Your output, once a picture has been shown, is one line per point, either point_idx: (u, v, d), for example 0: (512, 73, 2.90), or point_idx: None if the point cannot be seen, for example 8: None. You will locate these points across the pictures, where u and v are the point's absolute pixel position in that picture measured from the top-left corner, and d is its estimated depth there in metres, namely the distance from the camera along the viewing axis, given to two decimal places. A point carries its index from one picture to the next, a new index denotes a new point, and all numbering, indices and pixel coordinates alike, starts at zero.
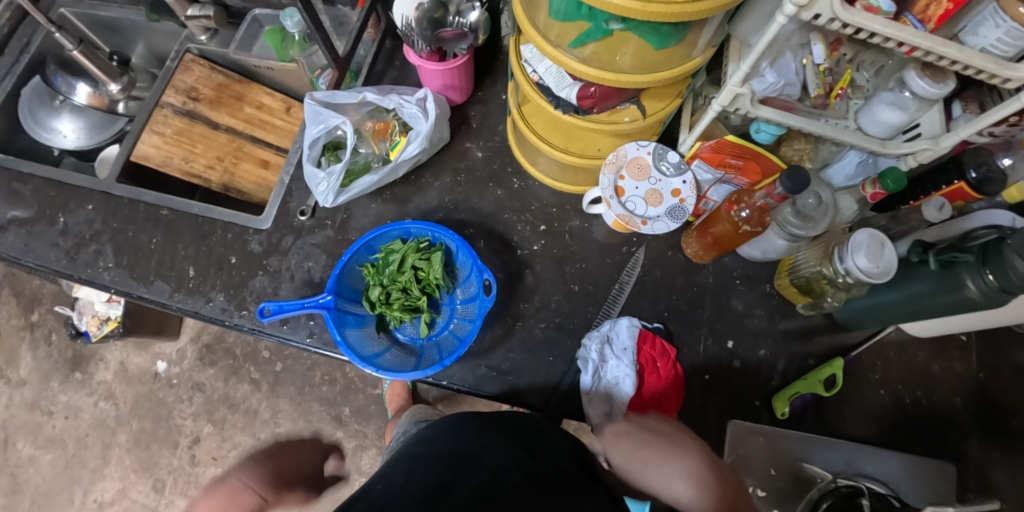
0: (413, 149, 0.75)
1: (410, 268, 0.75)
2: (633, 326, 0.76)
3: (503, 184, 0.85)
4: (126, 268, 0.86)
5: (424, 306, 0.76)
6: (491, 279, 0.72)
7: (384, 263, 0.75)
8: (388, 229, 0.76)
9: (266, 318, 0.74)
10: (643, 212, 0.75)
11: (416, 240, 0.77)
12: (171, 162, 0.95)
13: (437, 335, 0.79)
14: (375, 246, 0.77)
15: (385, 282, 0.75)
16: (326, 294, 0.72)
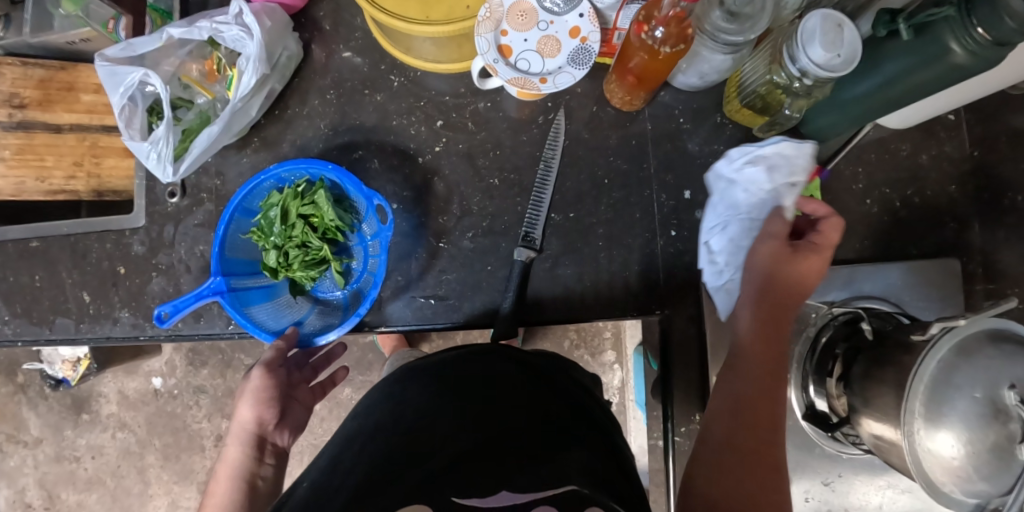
0: (249, 79, 0.61)
1: (297, 219, 0.67)
2: (811, 154, 0.59)
3: (381, 87, 0.70)
4: (22, 315, 0.77)
5: (329, 255, 0.68)
6: (383, 203, 0.63)
7: (268, 223, 0.67)
8: (256, 183, 0.66)
9: (165, 324, 0.63)
10: (540, 68, 0.60)
11: (293, 183, 0.67)
12: (25, 186, 0.83)
13: (358, 282, 0.71)
14: (251, 207, 0.69)
15: (278, 243, 0.67)
16: (214, 277, 0.64)
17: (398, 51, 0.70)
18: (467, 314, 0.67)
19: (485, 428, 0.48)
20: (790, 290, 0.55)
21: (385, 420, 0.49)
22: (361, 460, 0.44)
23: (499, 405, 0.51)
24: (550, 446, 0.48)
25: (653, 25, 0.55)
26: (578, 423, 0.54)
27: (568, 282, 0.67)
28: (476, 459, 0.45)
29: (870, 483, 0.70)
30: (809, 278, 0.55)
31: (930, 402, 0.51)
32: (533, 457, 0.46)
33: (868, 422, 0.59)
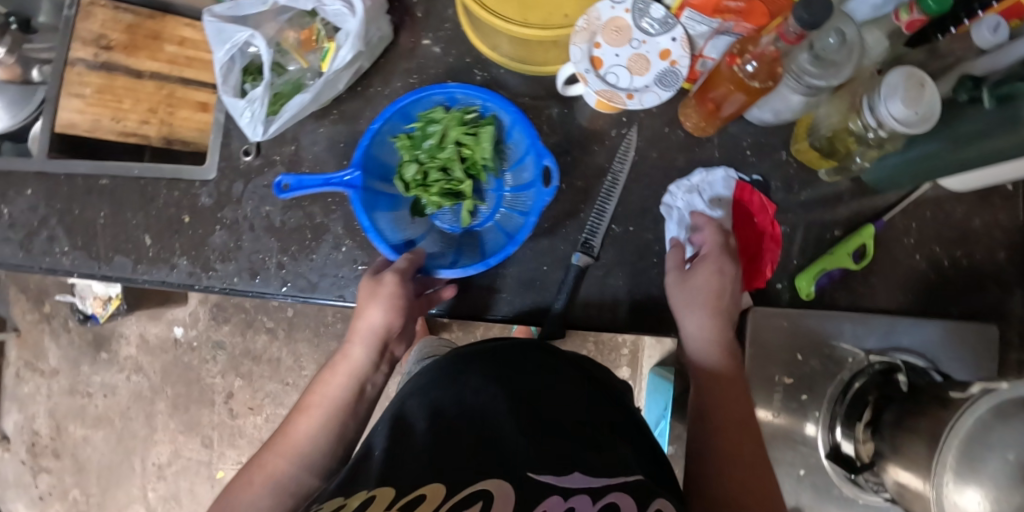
0: (346, 54, 0.63)
1: (453, 144, 0.68)
2: (728, 177, 0.70)
3: (463, 79, 0.73)
4: (82, 249, 0.79)
5: (467, 189, 0.70)
6: (553, 165, 0.62)
7: (422, 136, 0.69)
8: (428, 94, 0.67)
9: (285, 194, 0.65)
10: (627, 84, 0.62)
11: (462, 108, 0.69)
12: (100, 124, 0.85)
13: (480, 226, 0.73)
14: (411, 111, 0.69)
15: (423, 157, 0.69)
16: (351, 170, 0.62)
17: (485, 47, 0.71)
18: (517, 309, 0.69)
19: (544, 406, 0.49)
20: (711, 293, 0.61)
21: (441, 394, 0.50)
22: (424, 433, 0.45)
23: (556, 387, 0.52)
24: (601, 429, 0.49)
25: (747, 59, 0.57)
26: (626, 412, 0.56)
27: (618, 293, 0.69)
28: (538, 432, 0.45)
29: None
30: (720, 277, 0.61)
31: (963, 458, 0.53)
32: (590, 436, 0.47)
33: (896, 472, 0.60)
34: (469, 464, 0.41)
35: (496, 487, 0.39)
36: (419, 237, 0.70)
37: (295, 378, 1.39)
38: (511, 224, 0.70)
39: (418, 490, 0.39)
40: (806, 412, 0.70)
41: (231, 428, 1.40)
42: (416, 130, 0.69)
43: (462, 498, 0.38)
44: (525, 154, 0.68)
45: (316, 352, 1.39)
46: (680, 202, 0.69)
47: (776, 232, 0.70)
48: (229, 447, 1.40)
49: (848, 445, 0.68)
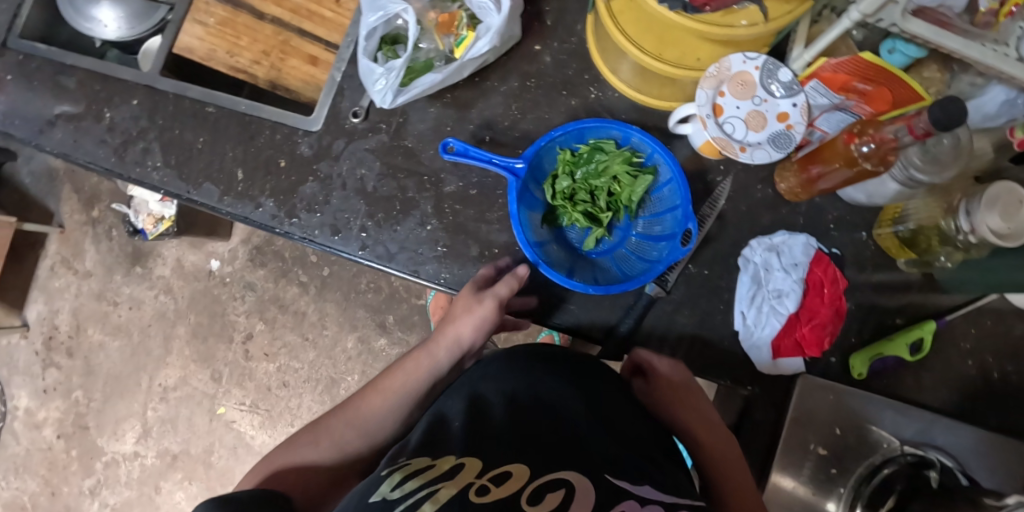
0: (483, 46, 0.65)
1: (609, 176, 0.67)
2: (808, 245, 0.72)
3: (578, 93, 0.75)
4: (174, 168, 0.82)
5: (604, 219, 0.68)
6: (694, 229, 0.63)
7: (586, 158, 0.67)
8: (611, 124, 0.66)
9: (448, 155, 0.66)
10: (741, 137, 0.65)
11: (632, 149, 0.67)
12: (215, 55, 0.88)
13: (597, 256, 0.71)
14: (586, 134, 0.68)
15: (577, 176, 0.68)
16: (520, 161, 0.64)
17: (606, 68, 0.74)
18: (582, 323, 0.70)
19: (608, 415, 0.52)
20: (673, 397, 0.63)
21: (514, 385, 0.53)
22: (501, 421, 0.48)
23: (617, 397, 0.56)
24: (660, 451, 0.52)
25: (865, 140, 0.60)
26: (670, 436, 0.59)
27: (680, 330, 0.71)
28: (610, 439, 0.49)
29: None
30: (673, 380, 0.64)
31: None
32: (652, 455, 0.50)
33: None
34: (546, 456, 0.44)
35: (576, 481, 0.42)
36: (543, 242, 0.68)
37: (315, 335, 1.40)
38: (631, 269, 0.68)
39: (503, 471, 0.42)
40: (830, 485, 0.70)
41: (242, 369, 1.42)
42: (581, 151, 0.68)
43: (543, 483, 0.41)
44: (671, 209, 0.66)
45: (341, 315, 1.41)
46: (759, 258, 0.72)
47: (842, 306, 0.72)
48: (236, 387, 1.41)
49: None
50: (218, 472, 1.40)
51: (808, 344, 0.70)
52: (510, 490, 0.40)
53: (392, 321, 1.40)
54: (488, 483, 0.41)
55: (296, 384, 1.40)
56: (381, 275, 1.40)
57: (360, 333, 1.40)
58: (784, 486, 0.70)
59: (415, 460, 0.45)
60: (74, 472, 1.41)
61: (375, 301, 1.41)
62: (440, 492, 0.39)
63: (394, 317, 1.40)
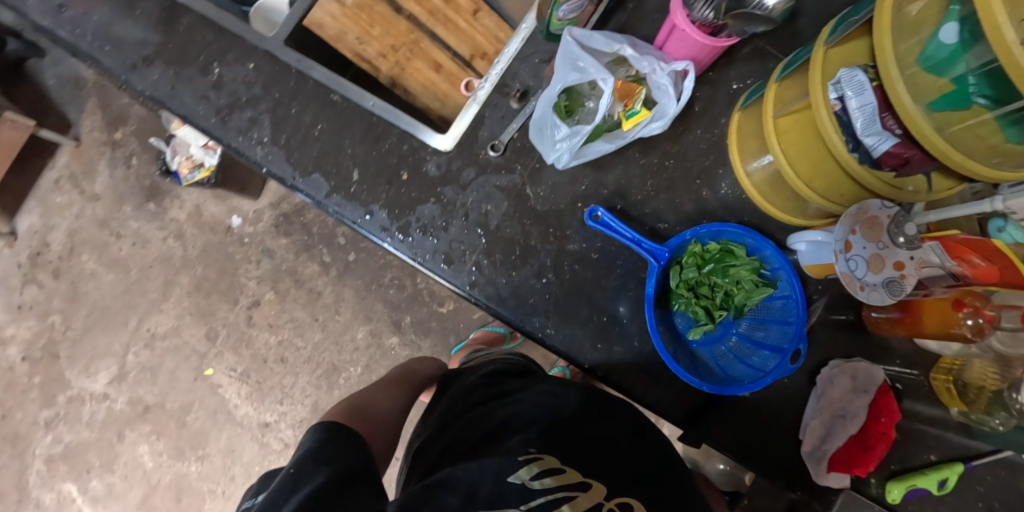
0: (656, 127, 0.69)
1: (734, 280, 0.71)
2: (877, 376, 0.77)
3: (710, 185, 0.77)
4: (282, 149, 0.77)
5: (717, 317, 0.72)
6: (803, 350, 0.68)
7: (717, 257, 0.71)
8: (749, 233, 0.70)
9: (594, 223, 0.73)
10: (861, 275, 0.69)
11: (758, 260, 0.72)
12: (343, 38, 0.84)
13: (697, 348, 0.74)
14: (721, 233, 0.72)
15: (703, 270, 0.71)
16: (664, 247, 0.70)
17: (745, 171, 0.76)
18: (668, 402, 0.74)
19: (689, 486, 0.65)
20: None
21: (630, 433, 0.66)
22: (619, 458, 0.62)
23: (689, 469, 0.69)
24: None
25: (970, 314, 0.67)
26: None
27: None
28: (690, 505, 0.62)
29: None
30: None
31: None
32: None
33: None
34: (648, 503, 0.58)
35: None
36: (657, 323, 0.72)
37: (325, 319, 1.35)
38: (732, 370, 0.72)
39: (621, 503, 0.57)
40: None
41: (241, 334, 1.34)
42: (712, 249, 0.71)
43: None
44: (782, 323, 0.71)
45: (357, 304, 1.37)
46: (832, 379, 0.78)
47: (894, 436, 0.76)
48: (230, 350, 1.34)
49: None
50: (191, 433, 1.31)
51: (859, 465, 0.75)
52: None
53: (408, 321, 1.37)
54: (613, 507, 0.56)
55: (294, 362, 1.34)
56: (408, 274, 1.37)
57: (372, 326, 1.37)
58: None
59: (548, 454, 0.59)
60: (32, 400, 1.31)
61: (396, 298, 1.37)
62: (578, 499, 0.55)
63: (411, 319, 1.37)
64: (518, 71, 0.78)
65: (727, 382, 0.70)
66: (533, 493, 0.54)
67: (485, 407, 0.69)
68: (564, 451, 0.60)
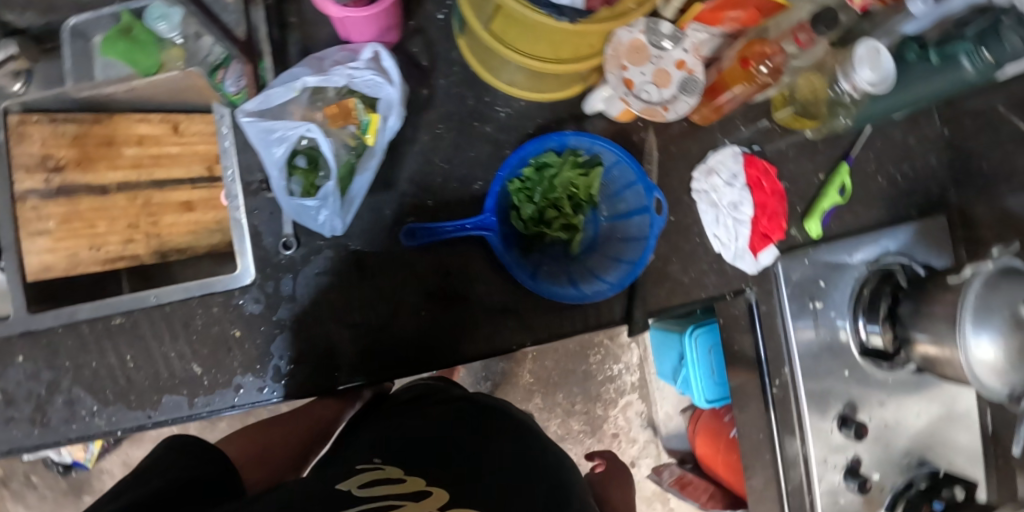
0: (395, 122, 0.64)
1: (566, 184, 0.70)
2: (736, 153, 0.81)
3: (488, 118, 0.75)
4: (116, 402, 0.70)
5: (578, 222, 0.72)
6: (663, 196, 0.68)
7: (537, 179, 0.70)
8: (546, 141, 0.68)
9: (418, 241, 0.70)
10: (659, 98, 0.69)
11: (572, 151, 0.71)
12: (79, 258, 0.76)
13: (584, 254, 0.75)
14: (525, 157, 0.68)
15: (537, 197, 0.70)
16: (486, 213, 0.67)
17: (521, 90, 0.74)
18: (602, 313, 0.75)
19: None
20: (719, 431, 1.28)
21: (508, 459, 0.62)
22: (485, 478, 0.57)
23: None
24: None
25: (761, 62, 0.69)
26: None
27: (676, 274, 0.78)
28: None
29: (915, 389, 0.89)
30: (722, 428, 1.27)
31: (975, 315, 0.70)
32: None
33: (920, 347, 0.79)
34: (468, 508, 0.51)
35: None
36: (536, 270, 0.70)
37: None
38: (632, 250, 0.71)
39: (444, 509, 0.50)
40: (832, 318, 0.85)
41: None
42: (528, 175, 0.70)
43: None
44: (629, 186, 0.71)
45: None
46: (708, 182, 0.79)
47: (781, 186, 0.82)
48: None
49: (860, 352, 0.85)
50: None
51: (772, 232, 0.81)
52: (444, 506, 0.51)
53: None
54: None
55: None
56: None
57: None
58: (809, 340, 0.84)
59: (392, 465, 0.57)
60: None
61: None
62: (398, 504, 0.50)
63: None
64: (250, 160, 0.72)
65: (633, 263, 0.69)
66: (354, 494, 0.51)
67: (379, 434, 0.67)
68: (422, 469, 0.57)
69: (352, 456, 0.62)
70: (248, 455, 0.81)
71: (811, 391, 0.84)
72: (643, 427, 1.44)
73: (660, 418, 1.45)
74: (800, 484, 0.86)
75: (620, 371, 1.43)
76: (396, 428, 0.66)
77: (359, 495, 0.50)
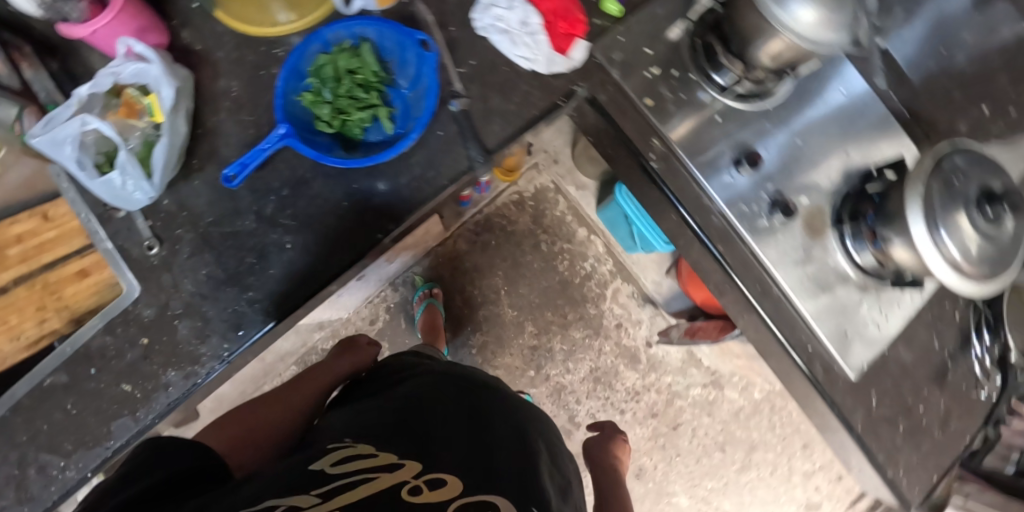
0: (168, 92, 0.72)
1: (347, 73, 0.74)
2: None
3: (275, 63, 0.81)
4: (75, 449, 0.75)
5: (378, 99, 0.75)
6: (425, 35, 0.74)
7: (320, 81, 0.74)
8: (305, 45, 0.72)
9: (236, 180, 0.74)
10: None
11: (338, 46, 0.75)
12: (5, 353, 0.84)
13: (404, 128, 0.78)
14: (301, 70, 0.74)
15: (329, 96, 0.74)
16: (280, 125, 0.70)
17: (288, 25, 0.79)
18: (445, 173, 0.77)
19: (492, 426, 0.87)
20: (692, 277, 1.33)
21: (451, 385, 0.94)
22: (432, 394, 0.90)
23: (501, 424, 0.88)
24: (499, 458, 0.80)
25: None
26: (543, 462, 0.85)
27: (500, 108, 0.79)
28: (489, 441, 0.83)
29: (805, 103, 0.85)
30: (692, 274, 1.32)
31: None
32: (502, 475, 0.76)
33: (763, 53, 0.73)
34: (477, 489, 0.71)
35: (453, 481, 0.70)
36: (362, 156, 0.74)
37: None
38: (428, 104, 0.74)
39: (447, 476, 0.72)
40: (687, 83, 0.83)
41: None
42: (310, 82, 0.74)
43: (426, 475, 0.70)
44: (401, 48, 0.76)
45: None
46: (492, 22, 0.80)
47: None
48: None
49: (720, 101, 0.83)
50: None
51: (574, 29, 0.82)
52: (450, 497, 0.67)
53: None
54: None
55: None
56: None
57: None
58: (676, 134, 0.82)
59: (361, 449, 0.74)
60: None
61: None
62: (376, 478, 0.67)
63: None
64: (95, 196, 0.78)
65: (428, 116, 0.73)
66: (329, 475, 0.67)
67: (377, 379, 1.00)
68: (385, 447, 0.75)
69: (330, 433, 0.80)
70: (230, 436, 0.89)
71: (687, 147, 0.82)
72: (640, 306, 1.47)
73: (651, 289, 1.46)
74: (731, 237, 0.84)
75: (592, 265, 1.46)
76: (366, 417, 0.83)
77: (335, 474, 0.67)
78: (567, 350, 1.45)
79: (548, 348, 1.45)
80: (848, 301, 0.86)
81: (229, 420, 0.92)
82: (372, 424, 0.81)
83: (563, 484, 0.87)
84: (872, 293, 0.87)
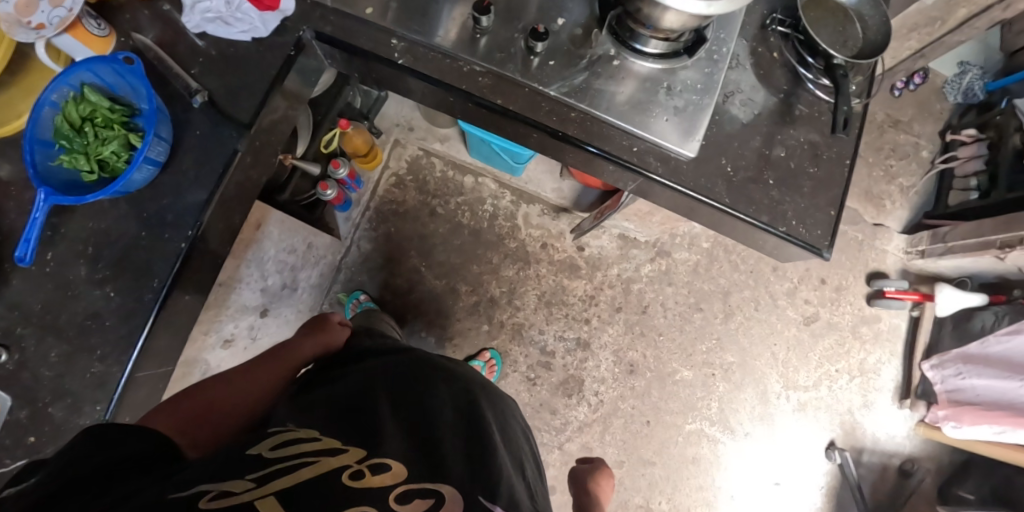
0: None
1: (83, 119, 0.76)
2: None
3: None
4: None
5: (124, 129, 0.77)
6: (128, 53, 0.75)
7: (64, 138, 0.76)
8: (32, 114, 0.74)
9: (28, 258, 0.75)
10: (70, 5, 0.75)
11: (66, 100, 0.77)
12: None
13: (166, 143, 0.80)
14: (43, 137, 0.76)
15: (79, 147, 0.76)
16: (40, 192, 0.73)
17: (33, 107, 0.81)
18: (221, 162, 0.80)
19: (447, 403, 0.76)
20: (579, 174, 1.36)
21: (402, 365, 0.83)
22: (382, 375, 0.79)
23: (457, 402, 0.78)
24: (455, 437, 0.69)
25: None
26: (502, 439, 0.75)
27: (247, 84, 0.82)
28: (447, 421, 0.72)
29: None
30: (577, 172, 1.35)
31: None
32: (457, 454, 0.66)
33: None
34: (427, 472, 0.61)
35: (399, 467, 0.60)
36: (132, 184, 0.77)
37: None
38: (160, 119, 0.76)
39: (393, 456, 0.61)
40: None
41: None
42: (57, 144, 0.76)
43: (369, 459, 0.59)
44: (120, 74, 0.77)
45: None
46: (204, 15, 0.83)
47: None
48: None
49: None
50: None
51: None
52: (391, 483, 0.57)
53: None
54: (360, 503, 0.54)
55: None
56: None
57: None
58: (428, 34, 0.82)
59: (302, 434, 0.64)
60: None
61: None
62: (309, 464, 0.57)
63: None
64: None
65: (155, 128, 0.74)
66: (260, 464, 0.57)
67: (326, 368, 0.90)
68: (328, 434, 0.65)
69: (274, 418, 0.70)
70: (186, 414, 0.79)
71: (421, 28, 0.82)
72: (554, 218, 1.48)
73: (557, 199, 1.48)
74: (506, 84, 0.82)
75: (492, 204, 1.49)
76: (309, 405, 0.72)
77: (266, 458, 0.58)
78: (507, 291, 1.46)
79: (489, 297, 1.45)
80: (653, 86, 0.82)
81: (183, 395, 0.81)
82: (322, 411, 0.70)
83: (518, 462, 0.77)
84: (673, 70, 0.84)
